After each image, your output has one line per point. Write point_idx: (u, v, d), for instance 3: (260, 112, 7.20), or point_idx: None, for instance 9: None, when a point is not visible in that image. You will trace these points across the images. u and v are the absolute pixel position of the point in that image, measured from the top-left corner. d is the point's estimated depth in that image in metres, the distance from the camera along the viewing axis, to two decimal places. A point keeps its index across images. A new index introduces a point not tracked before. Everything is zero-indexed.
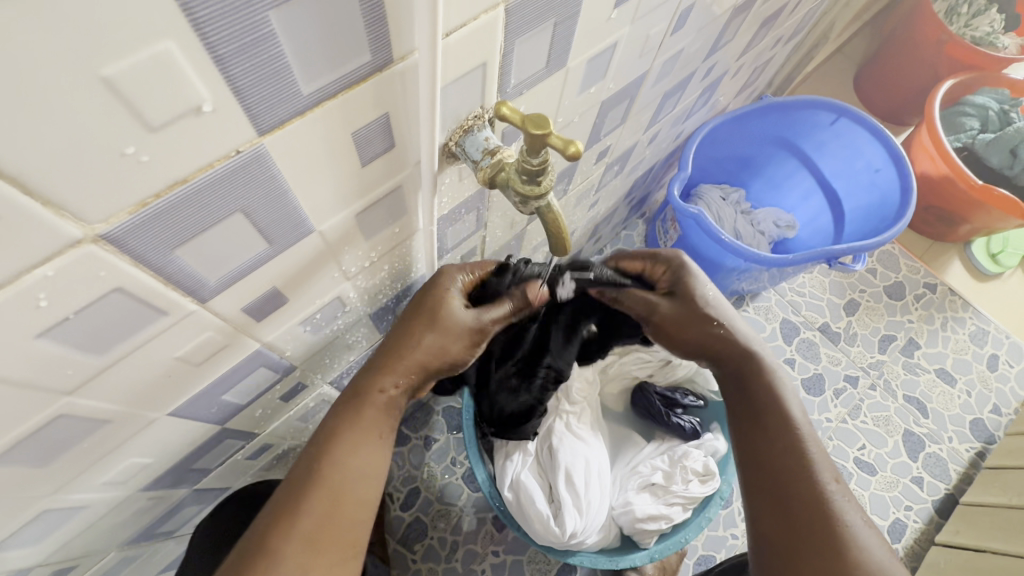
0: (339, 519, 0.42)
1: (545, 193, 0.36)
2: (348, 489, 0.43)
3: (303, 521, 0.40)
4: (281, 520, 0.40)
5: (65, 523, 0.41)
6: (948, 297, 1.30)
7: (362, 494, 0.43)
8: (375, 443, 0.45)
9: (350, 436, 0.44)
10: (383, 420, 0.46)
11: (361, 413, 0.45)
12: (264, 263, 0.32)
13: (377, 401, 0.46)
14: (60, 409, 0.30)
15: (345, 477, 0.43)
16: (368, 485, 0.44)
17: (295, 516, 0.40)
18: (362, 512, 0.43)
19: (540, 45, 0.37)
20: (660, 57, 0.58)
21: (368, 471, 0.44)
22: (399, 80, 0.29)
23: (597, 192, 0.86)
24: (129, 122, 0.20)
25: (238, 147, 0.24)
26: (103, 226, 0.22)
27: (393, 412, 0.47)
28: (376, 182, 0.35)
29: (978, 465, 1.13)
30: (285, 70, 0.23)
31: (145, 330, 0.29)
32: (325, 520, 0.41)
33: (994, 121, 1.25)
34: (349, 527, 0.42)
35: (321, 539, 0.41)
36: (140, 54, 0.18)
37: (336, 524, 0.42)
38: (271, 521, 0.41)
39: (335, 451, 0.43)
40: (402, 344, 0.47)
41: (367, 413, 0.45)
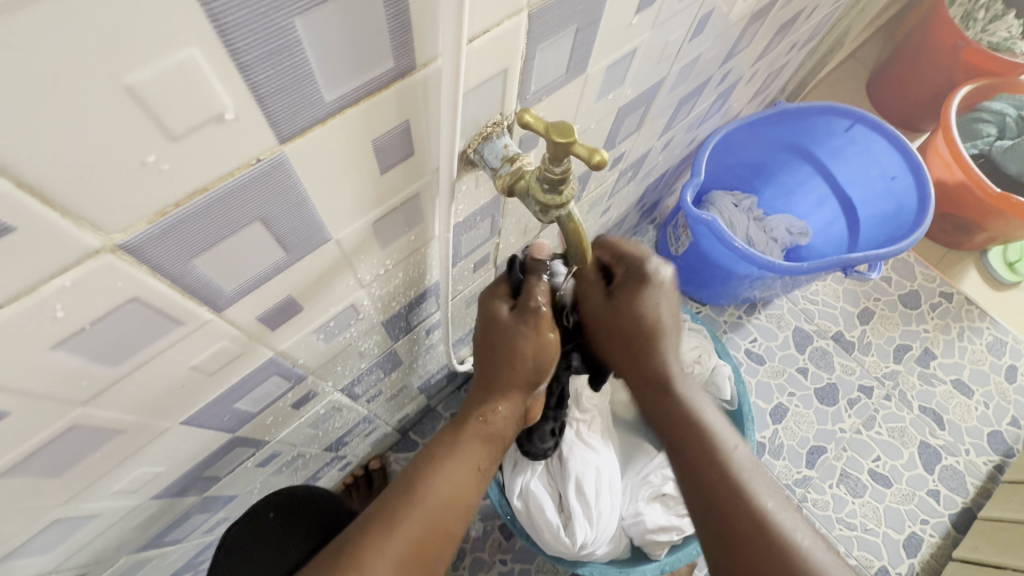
0: (431, 540, 0.47)
1: (566, 202, 0.35)
2: (441, 513, 0.48)
3: (405, 531, 0.46)
4: (386, 523, 0.46)
5: (75, 532, 0.41)
6: (965, 306, 1.28)
7: (451, 523, 0.49)
8: (469, 473, 0.51)
9: (448, 463, 0.51)
10: (478, 456, 0.52)
11: (461, 443, 0.52)
12: (280, 272, 0.32)
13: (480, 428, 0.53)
14: (73, 420, 0.29)
15: (441, 501, 0.49)
16: (457, 515, 0.49)
17: (399, 524, 0.46)
18: (448, 540, 0.48)
19: (561, 51, 0.36)
20: (677, 63, 0.57)
21: (459, 497, 0.50)
22: (421, 87, 0.28)
23: (609, 199, 0.85)
24: (151, 131, 0.19)
25: (258, 156, 0.23)
26: (122, 236, 0.22)
27: (490, 443, 0.54)
28: (394, 190, 0.34)
29: (997, 478, 1.11)
30: (308, 78, 0.22)
31: (160, 340, 0.29)
32: (422, 529, 0.47)
33: (1012, 127, 1.23)
34: (434, 551, 0.47)
35: (414, 552, 0.46)
36: (163, 61, 0.18)
37: (426, 544, 0.47)
38: (375, 522, 0.46)
39: (436, 476, 0.49)
40: (503, 376, 0.53)
41: (466, 444, 0.52)
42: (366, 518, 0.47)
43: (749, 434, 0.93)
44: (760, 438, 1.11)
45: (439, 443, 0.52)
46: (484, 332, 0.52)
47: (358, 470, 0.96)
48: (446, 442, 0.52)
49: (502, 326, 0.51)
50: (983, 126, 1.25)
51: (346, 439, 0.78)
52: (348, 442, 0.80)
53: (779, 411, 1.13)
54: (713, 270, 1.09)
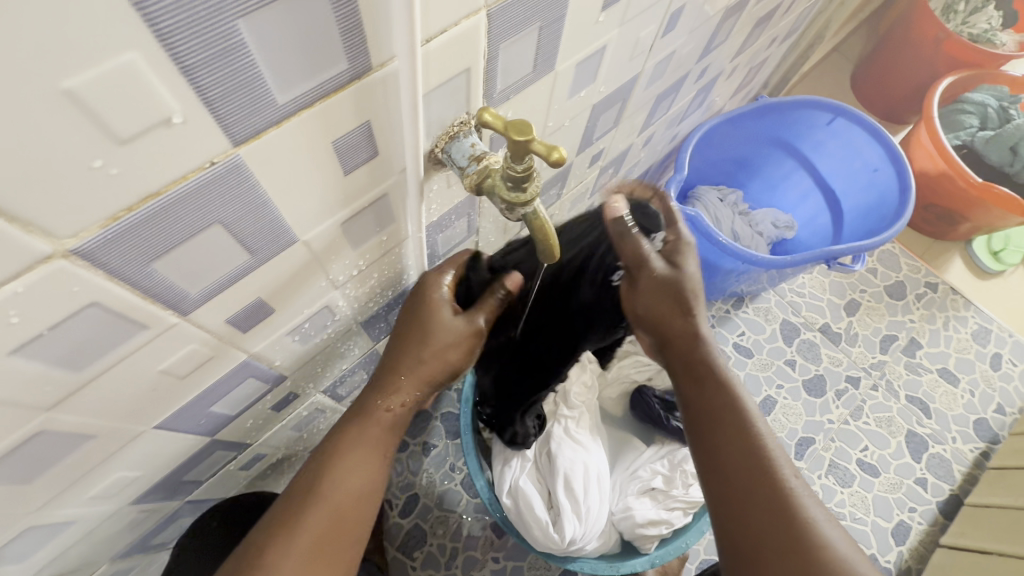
0: (336, 532, 0.44)
1: (531, 199, 0.35)
2: (342, 504, 0.45)
3: (307, 531, 0.43)
4: (286, 525, 0.43)
5: (55, 538, 0.41)
6: (950, 296, 1.29)
7: (358, 511, 0.46)
8: (373, 459, 0.47)
9: (347, 452, 0.46)
10: (380, 441, 0.48)
11: (364, 426, 0.47)
12: (247, 274, 0.32)
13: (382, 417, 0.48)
14: (40, 425, 0.29)
15: (343, 492, 0.45)
16: (367, 505, 0.46)
17: (300, 528, 0.43)
18: (357, 529, 0.45)
19: (526, 49, 0.36)
20: (651, 59, 0.57)
21: (366, 491, 0.46)
22: (381, 87, 0.28)
23: (592, 196, 0.85)
24: (96, 135, 0.19)
25: (212, 158, 0.24)
26: (74, 241, 0.22)
27: (395, 428, 0.49)
28: (362, 190, 0.34)
29: (983, 465, 1.12)
30: (257, 80, 0.22)
31: (125, 344, 0.29)
32: (326, 534, 0.43)
33: (993, 118, 1.24)
34: (347, 550, 0.45)
35: (319, 550, 0.43)
36: (103, 65, 0.18)
37: (333, 536, 0.44)
38: (276, 527, 0.43)
39: (336, 467, 0.45)
40: (411, 358, 0.48)
41: (371, 426, 0.48)
42: (268, 518, 0.44)
43: None
44: None
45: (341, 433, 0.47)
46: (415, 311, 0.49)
47: None
48: (347, 428, 0.48)
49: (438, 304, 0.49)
50: (965, 117, 1.26)
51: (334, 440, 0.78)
52: None
53: (768, 403, 1.14)
54: (698, 264, 1.09)
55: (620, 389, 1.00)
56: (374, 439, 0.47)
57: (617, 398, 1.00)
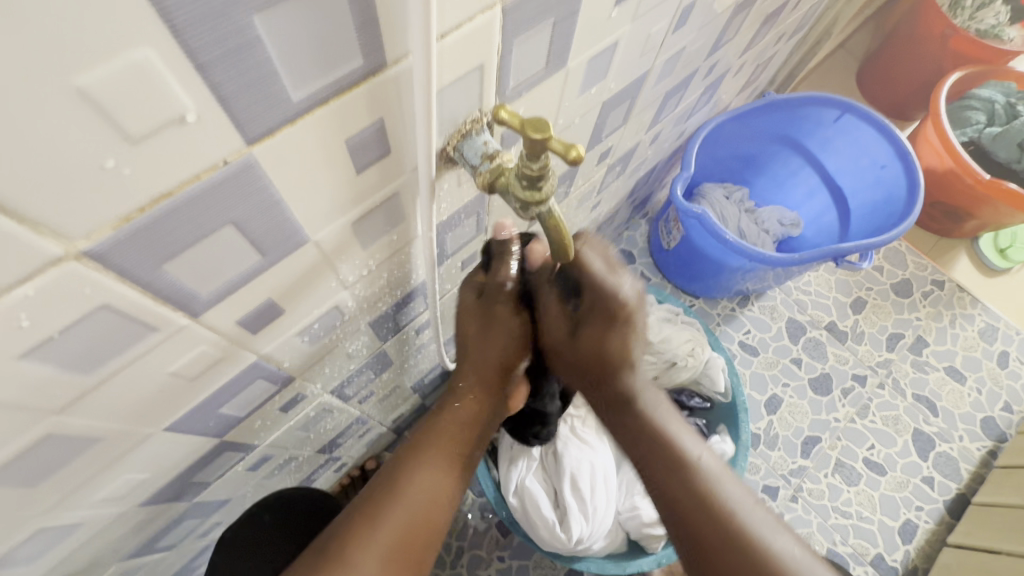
0: (417, 528, 0.48)
1: (546, 198, 0.34)
2: (423, 503, 0.48)
3: (378, 533, 0.46)
4: (372, 515, 0.46)
5: (63, 540, 0.41)
6: (956, 294, 1.29)
7: (437, 514, 0.49)
8: (452, 463, 0.51)
9: (426, 452, 0.50)
10: (456, 445, 0.52)
11: (439, 428, 0.52)
12: (258, 275, 0.32)
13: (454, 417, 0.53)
14: (49, 429, 0.29)
15: (425, 490, 0.49)
16: (442, 505, 0.50)
17: (381, 521, 0.46)
18: (433, 532, 0.49)
19: (539, 45, 0.36)
20: (661, 56, 0.56)
21: (444, 491, 0.50)
22: (395, 84, 0.28)
23: (599, 194, 0.85)
24: (109, 133, 0.19)
25: (225, 157, 0.23)
26: (85, 243, 0.21)
27: (469, 430, 0.53)
28: (373, 190, 0.34)
29: (990, 464, 1.11)
30: (272, 77, 0.22)
31: (135, 346, 0.29)
32: (405, 528, 0.47)
33: (1001, 114, 1.23)
34: (421, 550, 0.48)
35: (398, 547, 0.46)
36: (114, 62, 0.17)
37: (413, 533, 0.47)
38: (359, 514, 0.46)
39: (421, 466, 0.49)
40: (482, 367, 0.53)
41: (446, 429, 0.52)
42: (356, 506, 0.47)
43: (744, 426, 0.93)
44: (756, 429, 1.11)
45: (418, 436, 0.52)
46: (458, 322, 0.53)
47: (355, 470, 0.95)
48: (425, 430, 0.52)
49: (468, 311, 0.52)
50: (972, 113, 1.25)
51: (340, 440, 0.78)
52: (342, 443, 0.80)
53: (774, 402, 1.13)
54: (704, 263, 1.09)
55: None
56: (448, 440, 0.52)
57: None
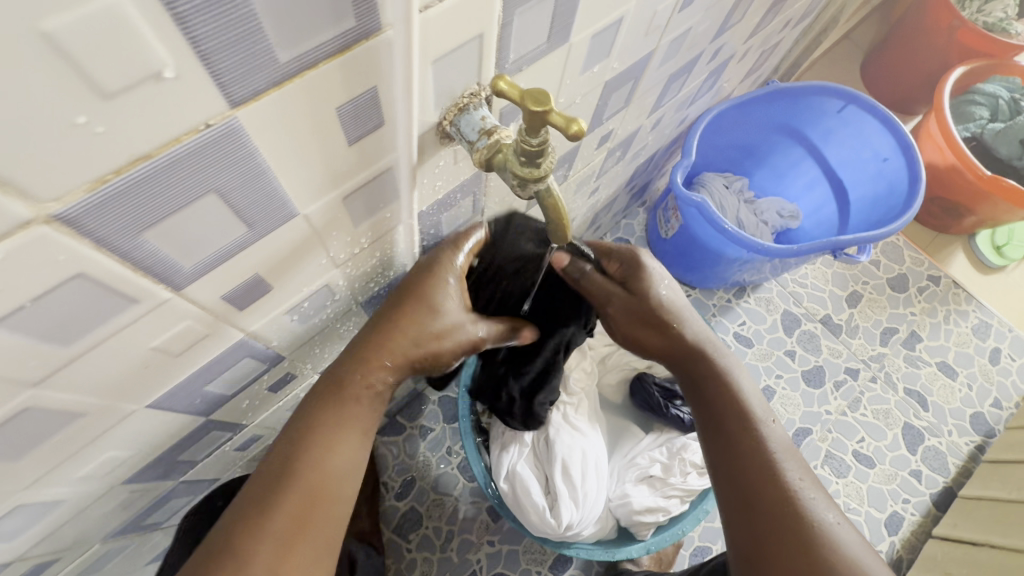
0: (316, 516, 0.40)
1: (545, 175, 0.33)
2: (322, 487, 0.40)
3: (270, 525, 0.38)
4: (256, 511, 0.38)
5: (44, 517, 0.40)
6: (952, 290, 1.29)
7: (341, 492, 0.41)
8: (348, 437, 0.42)
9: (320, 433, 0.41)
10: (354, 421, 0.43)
11: (330, 403, 0.42)
12: (244, 248, 0.30)
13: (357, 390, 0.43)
14: (25, 402, 0.28)
15: (318, 471, 0.40)
16: (348, 481, 0.42)
17: (273, 508, 0.38)
18: (341, 509, 0.41)
19: (542, 17, 0.34)
20: (667, 36, 0.55)
21: (348, 467, 0.42)
22: (388, 50, 0.26)
23: (598, 179, 0.84)
24: (79, 87, 0.17)
25: (207, 120, 0.22)
26: (56, 205, 0.20)
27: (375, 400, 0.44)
28: (364, 164, 0.33)
29: (977, 459, 1.12)
30: (257, 34, 0.20)
31: (115, 319, 0.27)
32: (301, 515, 0.39)
33: (1004, 110, 1.22)
34: (327, 532, 0.40)
35: (298, 534, 0.39)
36: (86, 6, 0.16)
37: (310, 517, 0.39)
38: (248, 505, 0.38)
39: (312, 446, 0.40)
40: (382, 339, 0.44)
41: (335, 402, 0.42)
42: (241, 500, 0.39)
43: None
44: None
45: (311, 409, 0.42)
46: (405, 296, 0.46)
47: None
48: (314, 412, 0.42)
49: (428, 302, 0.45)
50: (975, 109, 1.24)
51: None
52: None
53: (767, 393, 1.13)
54: (702, 252, 1.08)
55: (619, 375, 1.00)
56: (349, 415, 0.42)
57: (616, 385, 1.00)
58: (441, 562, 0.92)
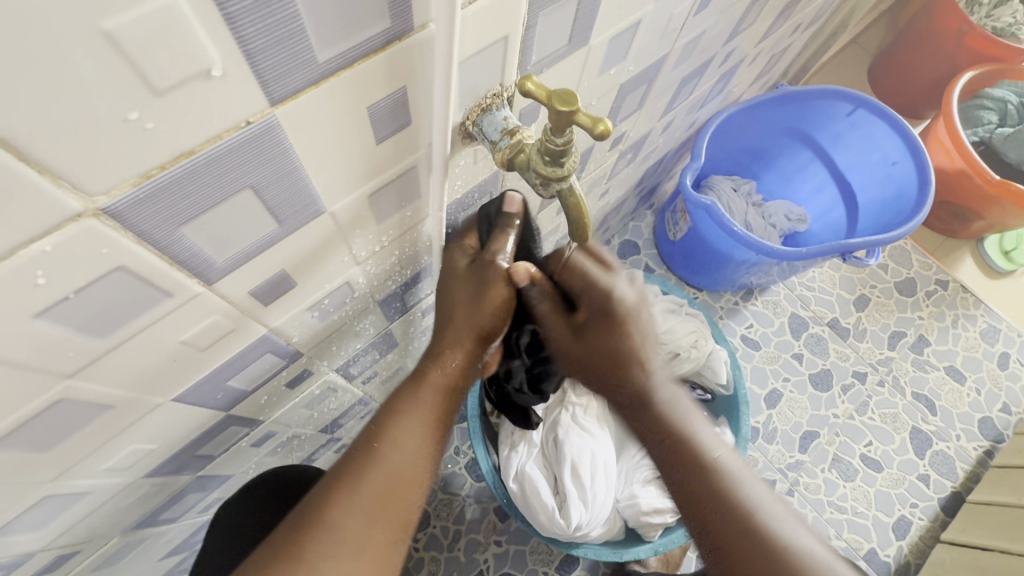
0: (398, 493, 0.41)
1: (567, 175, 0.34)
2: (405, 464, 0.41)
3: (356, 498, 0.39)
4: (348, 480, 0.40)
5: (68, 509, 0.40)
6: (960, 294, 1.28)
7: (423, 473, 0.42)
8: (431, 424, 0.44)
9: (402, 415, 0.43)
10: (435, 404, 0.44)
11: (423, 387, 0.44)
12: (273, 244, 0.31)
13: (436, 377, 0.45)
14: (60, 393, 0.29)
15: (409, 447, 0.42)
16: (428, 463, 0.43)
17: (359, 483, 0.40)
18: (421, 490, 0.42)
19: (563, 20, 0.35)
20: (681, 39, 0.55)
21: (428, 449, 0.43)
22: (419, 50, 0.27)
23: (608, 181, 0.84)
24: (133, 85, 0.18)
25: (248, 117, 0.22)
26: (104, 199, 0.21)
27: (452, 388, 0.46)
28: (389, 163, 0.33)
29: (986, 463, 1.12)
30: (299, 35, 0.21)
31: (149, 313, 0.28)
32: (386, 492, 0.40)
33: (1013, 115, 1.21)
34: (407, 511, 0.41)
35: (382, 508, 0.40)
36: (144, 7, 0.17)
37: (397, 494, 0.41)
38: (338, 479, 0.40)
39: (395, 427, 0.42)
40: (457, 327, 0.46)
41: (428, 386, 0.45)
42: (333, 473, 0.41)
43: (744, 418, 0.93)
44: (755, 423, 1.11)
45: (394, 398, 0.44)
46: (444, 286, 0.47)
47: None
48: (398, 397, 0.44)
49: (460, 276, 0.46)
50: (984, 113, 1.24)
51: (342, 420, 0.77)
52: (344, 423, 0.79)
53: (774, 396, 1.13)
54: (711, 255, 1.08)
55: None
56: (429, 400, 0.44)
57: None
58: (448, 562, 0.92)
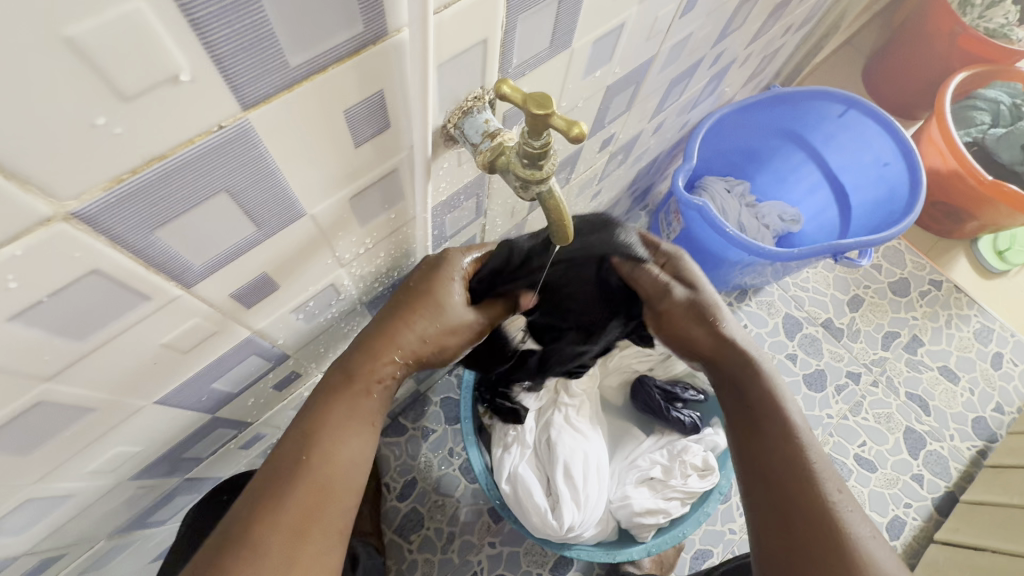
0: (321, 501, 0.39)
1: (547, 177, 0.34)
2: (325, 470, 0.40)
3: (274, 512, 0.37)
4: (265, 500, 0.38)
5: (52, 512, 0.40)
6: (954, 294, 1.29)
7: (346, 477, 0.41)
8: (351, 427, 0.42)
9: (317, 425, 0.41)
10: (354, 410, 0.43)
11: (338, 399, 0.43)
12: (252, 247, 0.31)
13: (355, 383, 0.43)
14: (39, 396, 0.29)
15: (327, 460, 0.40)
16: (351, 466, 0.41)
17: (275, 496, 0.38)
18: (347, 494, 0.41)
19: (545, 23, 0.35)
20: (668, 41, 0.56)
21: (349, 452, 0.42)
22: (396, 54, 0.27)
23: (600, 182, 0.84)
24: (101, 91, 0.18)
25: (220, 122, 0.23)
26: (75, 203, 0.21)
27: (371, 394, 0.44)
28: (370, 166, 0.33)
29: (979, 463, 1.12)
30: (269, 40, 0.21)
31: (127, 315, 0.28)
32: (306, 502, 0.39)
33: (1005, 115, 1.22)
34: (338, 516, 0.40)
35: (305, 517, 0.38)
36: (107, 14, 0.17)
37: (321, 507, 0.39)
38: (253, 497, 0.38)
39: (311, 435, 0.41)
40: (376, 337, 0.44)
41: (343, 399, 0.43)
42: (249, 495, 0.39)
43: None
44: None
45: (308, 410, 0.42)
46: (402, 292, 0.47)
47: None
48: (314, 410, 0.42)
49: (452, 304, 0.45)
50: (977, 114, 1.24)
51: None
52: None
53: None
54: (704, 256, 1.08)
55: (621, 378, 1.00)
56: (346, 407, 0.43)
57: (617, 387, 1.00)
58: (442, 563, 0.92)
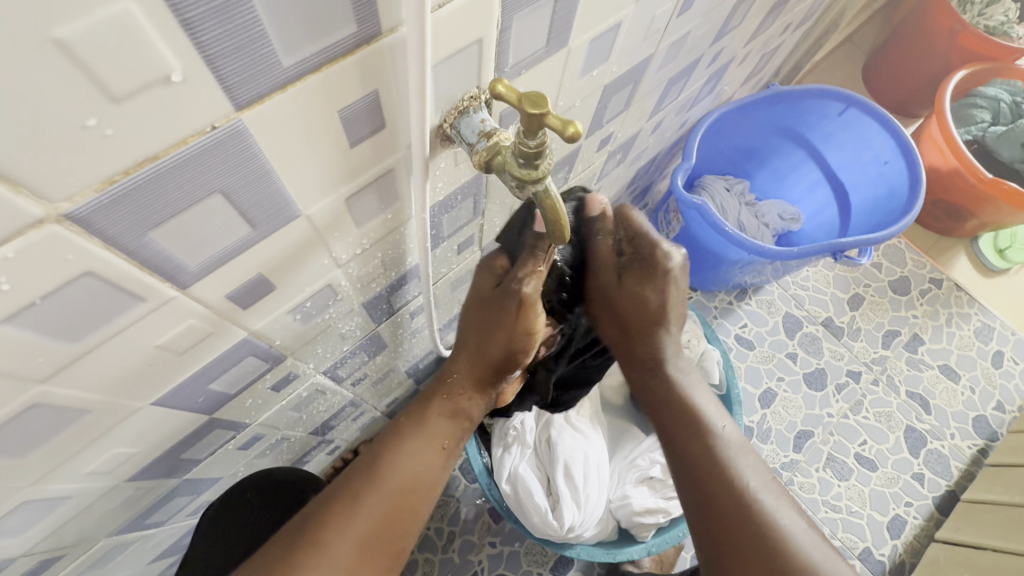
0: (394, 516, 0.43)
1: (542, 177, 0.34)
2: (405, 487, 0.45)
3: (359, 513, 0.42)
4: (351, 501, 0.42)
5: (49, 513, 0.40)
6: (954, 293, 1.29)
7: (418, 497, 0.45)
8: (434, 452, 0.48)
9: (405, 441, 0.47)
10: (438, 435, 0.49)
11: (426, 420, 0.49)
12: (248, 248, 0.31)
13: (442, 407, 0.50)
14: (33, 398, 0.29)
15: (405, 479, 0.45)
16: (424, 489, 0.46)
17: (362, 499, 0.43)
18: (414, 516, 0.45)
19: (540, 21, 0.35)
20: (665, 40, 0.56)
21: (426, 475, 0.46)
22: (389, 54, 0.27)
23: (598, 181, 0.84)
24: (91, 92, 0.18)
25: (213, 123, 0.23)
26: (67, 205, 0.21)
27: (453, 423, 0.50)
28: (365, 166, 0.33)
29: (980, 462, 1.12)
30: (260, 40, 0.21)
31: (122, 316, 0.28)
32: (384, 513, 0.43)
33: (1006, 113, 1.21)
34: (400, 537, 0.44)
35: (380, 527, 0.43)
36: (95, 14, 0.17)
37: (390, 522, 0.43)
38: (342, 494, 0.43)
39: (399, 452, 0.46)
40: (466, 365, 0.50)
41: (431, 420, 0.49)
42: (330, 496, 0.43)
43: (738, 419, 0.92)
44: (749, 422, 1.11)
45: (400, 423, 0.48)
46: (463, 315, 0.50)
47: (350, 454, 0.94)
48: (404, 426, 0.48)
49: (486, 300, 0.47)
50: (977, 111, 1.24)
51: (333, 423, 0.77)
52: (335, 425, 0.79)
53: (768, 395, 1.13)
54: (704, 255, 1.08)
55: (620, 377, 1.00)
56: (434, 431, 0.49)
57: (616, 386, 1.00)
58: (442, 563, 0.92)
